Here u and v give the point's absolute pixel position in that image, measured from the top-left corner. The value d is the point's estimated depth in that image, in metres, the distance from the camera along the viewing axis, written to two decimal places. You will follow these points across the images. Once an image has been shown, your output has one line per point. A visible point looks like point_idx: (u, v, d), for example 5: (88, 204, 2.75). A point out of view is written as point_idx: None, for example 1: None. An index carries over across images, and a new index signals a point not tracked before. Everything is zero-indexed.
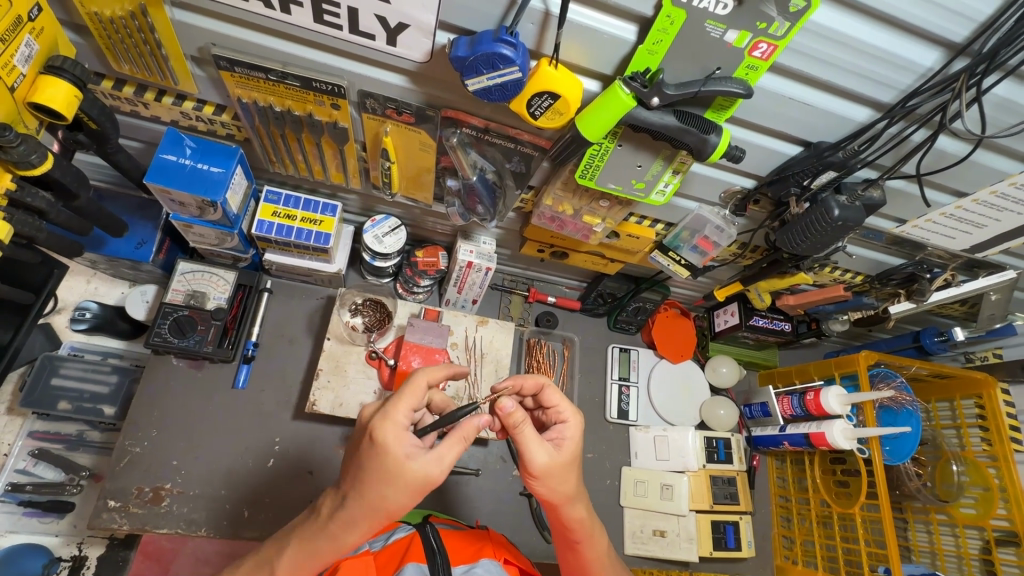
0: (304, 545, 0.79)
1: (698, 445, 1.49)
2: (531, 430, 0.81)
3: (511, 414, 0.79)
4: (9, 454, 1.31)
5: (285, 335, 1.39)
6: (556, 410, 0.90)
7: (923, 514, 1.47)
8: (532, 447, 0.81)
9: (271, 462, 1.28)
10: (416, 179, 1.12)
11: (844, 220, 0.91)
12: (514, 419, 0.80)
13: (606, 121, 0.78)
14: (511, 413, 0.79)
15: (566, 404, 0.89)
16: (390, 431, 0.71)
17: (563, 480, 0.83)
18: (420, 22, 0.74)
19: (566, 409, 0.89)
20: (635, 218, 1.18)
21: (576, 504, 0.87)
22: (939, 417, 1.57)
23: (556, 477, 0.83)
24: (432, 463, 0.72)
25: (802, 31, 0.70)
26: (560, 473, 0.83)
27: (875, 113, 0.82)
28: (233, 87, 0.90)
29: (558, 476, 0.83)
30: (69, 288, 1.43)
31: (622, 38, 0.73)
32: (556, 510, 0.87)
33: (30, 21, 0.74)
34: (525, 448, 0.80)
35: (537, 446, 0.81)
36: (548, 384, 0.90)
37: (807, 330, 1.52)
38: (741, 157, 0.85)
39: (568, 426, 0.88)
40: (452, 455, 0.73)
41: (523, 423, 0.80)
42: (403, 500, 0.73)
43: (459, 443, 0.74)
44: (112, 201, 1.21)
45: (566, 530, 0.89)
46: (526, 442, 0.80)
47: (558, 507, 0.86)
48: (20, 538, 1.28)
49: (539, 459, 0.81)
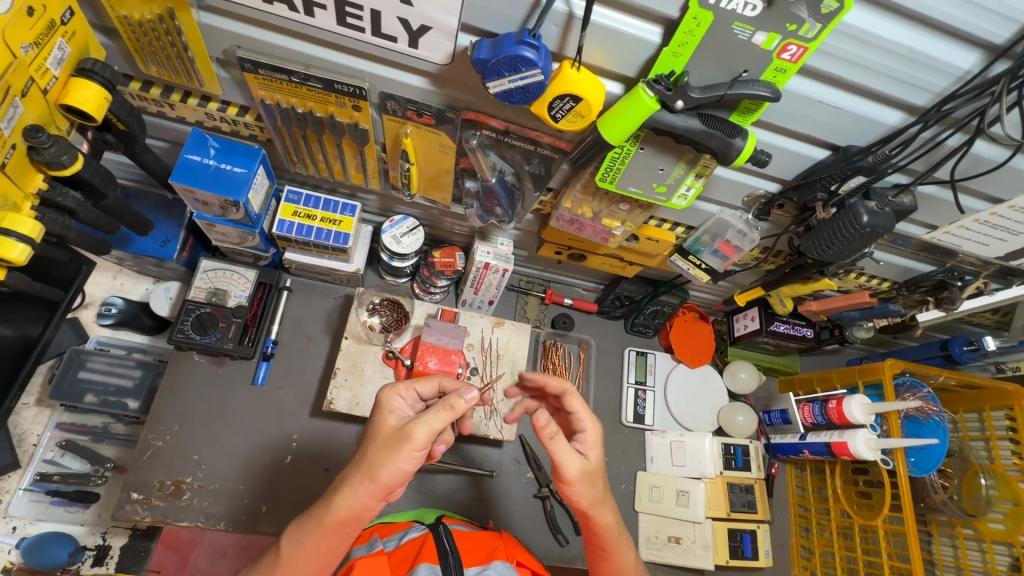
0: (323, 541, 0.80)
1: (715, 452, 1.46)
2: (562, 441, 0.80)
3: (544, 427, 0.78)
4: (38, 444, 1.36)
5: (303, 333, 1.41)
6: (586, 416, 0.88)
7: (948, 528, 1.43)
8: (563, 457, 0.80)
9: (288, 459, 1.30)
10: (435, 181, 1.12)
11: (873, 226, 0.89)
12: (546, 431, 0.79)
13: (629, 123, 0.76)
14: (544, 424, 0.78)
15: (588, 413, 0.88)
16: None
17: (593, 486, 0.84)
18: (441, 24, 0.74)
19: (586, 419, 0.88)
20: (654, 222, 1.16)
21: (603, 510, 0.86)
22: (967, 428, 1.53)
23: (583, 485, 0.83)
24: (417, 423, 0.75)
25: (833, 33, 0.68)
26: (587, 483, 0.83)
27: (909, 117, 0.80)
28: (256, 88, 0.91)
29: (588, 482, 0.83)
30: (97, 283, 1.47)
31: (647, 40, 0.72)
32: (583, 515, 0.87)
33: (63, 25, 0.76)
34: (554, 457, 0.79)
35: (569, 457, 0.80)
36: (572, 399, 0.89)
37: (830, 337, 1.51)
38: (767, 162, 0.83)
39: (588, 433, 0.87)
40: (438, 422, 0.76)
41: (555, 436, 0.79)
42: (402, 465, 0.76)
43: (444, 413, 0.76)
44: (138, 200, 1.23)
45: (594, 536, 0.89)
46: (558, 454, 0.79)
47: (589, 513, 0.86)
48: (47, 526, 1.32)
49: (570, 467, 0.81)
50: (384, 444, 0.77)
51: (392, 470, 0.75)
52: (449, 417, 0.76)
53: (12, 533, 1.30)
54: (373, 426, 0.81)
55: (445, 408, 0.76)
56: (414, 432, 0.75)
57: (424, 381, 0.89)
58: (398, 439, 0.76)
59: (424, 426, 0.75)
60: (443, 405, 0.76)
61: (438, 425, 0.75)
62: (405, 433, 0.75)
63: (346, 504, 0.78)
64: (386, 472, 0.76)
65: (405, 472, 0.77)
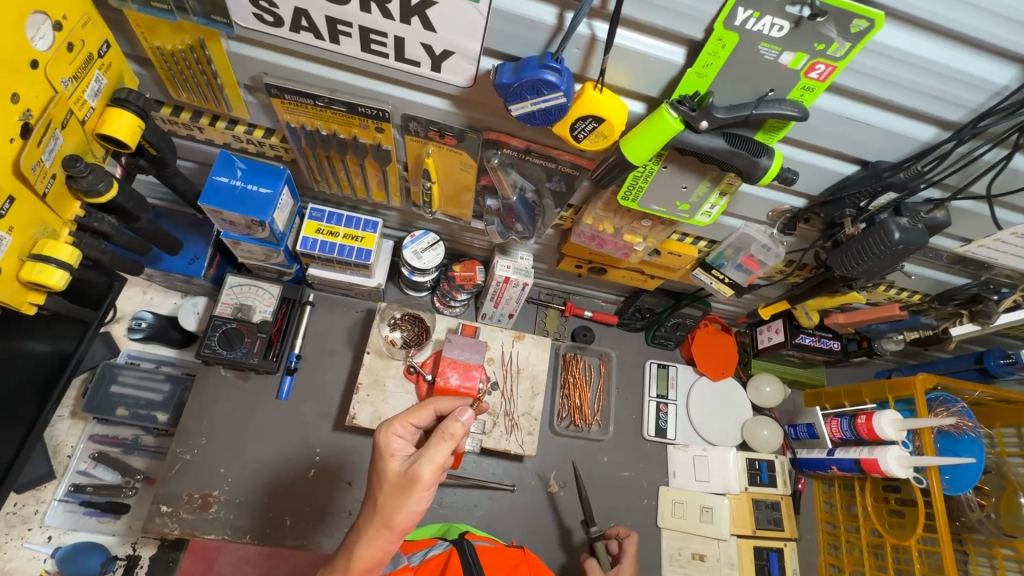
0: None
1: (739, 466, 1.44)
2: None
3: None
4: (72, 456, 1.40)
5: (326, 347, 1.43)
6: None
7: (986, 548, 1.38)
8: None
9: (312, 472, 1.31)
10: (456, 198, 1.12)
11: (905, 243, 0.87)
12: None
13: (652, 144, 0.76)
14: None
15: None
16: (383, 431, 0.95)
17: None
18: (464, 49, 0.75)
19: None
20: (677, 236, 1.15)
21: None
22: (1005, 444, 1.47)
23: None
24: (422, 464, 0.81)
25: (863, 51, 0.66)
26: None
27: (943, 132, 0.77)
28: (283, 112, 0.93)
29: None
30: (128, 298, 1.51)
31: (671, 61, 0.71)
32: None
33: (100, 57, 0.78)
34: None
35: None
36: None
37: (857, 349, 1.46)
38: (794, 180, 0.82)
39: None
40: (442, 457, 0.82)
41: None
42: (414, 506, 0.82)
43: (445, 444, 0.82)
44: (167, 219, 1.26)
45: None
46: None
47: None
48: (80, 536, 1.36)
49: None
50: (393, 491, 0.82)
51: (405, 514, 0.82)
52: (451, 445, 0.82)
53: (47, 542, 1.34)
54: (378, 471, 0.86)
55: (444, 438, 0.82)
56: (422, 474, 0.81)
57: (418, 411, 0.91)
58: (408, 484, 0.82)
59: (431, 464, 0.81)
60: (442, 436, 0.82)
61: (442, 459, 0.81)
62: (413, 477, 0.81)
63: (367, 553, 0.82)
64: (402, 517, 0.82)
65: (418, 512, 0.83)
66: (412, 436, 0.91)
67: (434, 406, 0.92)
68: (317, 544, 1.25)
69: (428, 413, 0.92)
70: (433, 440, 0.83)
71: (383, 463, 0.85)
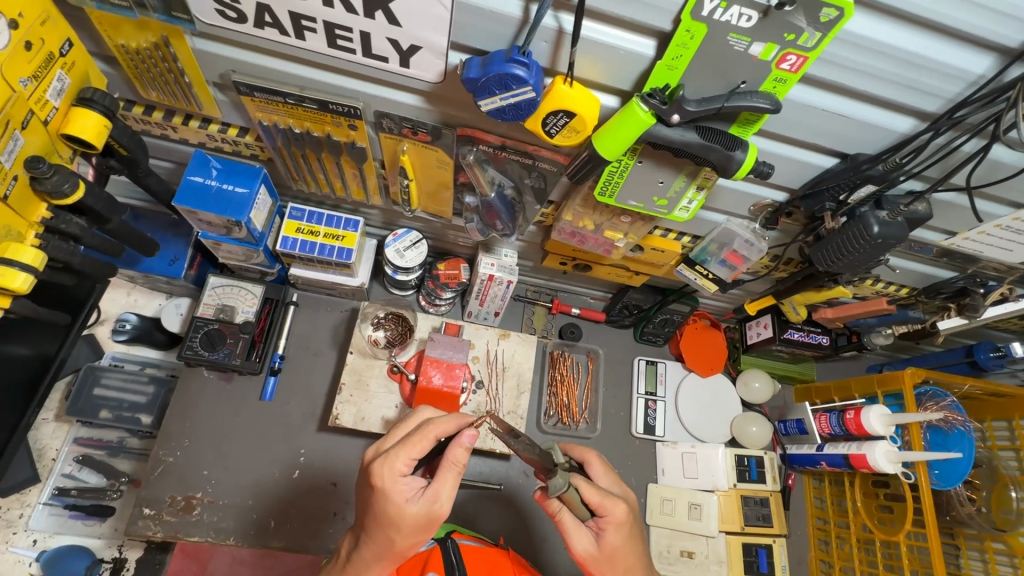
0: None
1: (728, 464, 1.42)
2: (570, 516, 0.85)
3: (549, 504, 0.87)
4: (57, 459, 1.39)
5: (310, 347, 1.42)
6: (603, 494, 0.84)
7: (977, 542, 1.37)
8: (573, 535, 0.84)
9: (296, 474, 1.30)
10: (435, 196, 1.11)
11: (884, 237, 0.86)
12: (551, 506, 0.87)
13: (624, 138, 0.74)
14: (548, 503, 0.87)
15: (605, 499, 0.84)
16: (374, 454, 0.87)
17: (618, 562, 0.85)
18: (431, 43, 0.73)
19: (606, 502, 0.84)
20: (659, 231, 1.14)
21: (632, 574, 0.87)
22: (996, 438, 1.46)
23: (609, 562, 0.85)
24: (442, 504, 0.82)
25: (834, 41, 0.65)
26: (610, 560, 0.85)
27: (920, 123, 0.76)
28: (254, 110, 0.91)
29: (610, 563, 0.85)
30: (111, 300, 1.50)
31: (640, 53, 0.70)
32: None
33: (62, 56, 0.77)
34: (565, 535, 0.84)
35: (577, 535, 0.84)
36: (569, 487, 0.82)
37: (847, 343, 1.45)
38: (770, 173, 0.81)
39: (610, 516, 0.84)
40: (454, 487, 0.85)
41: (561, 511, 0.85)
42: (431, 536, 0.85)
43: (454, 472, 0.84)
44: (146, 220, 1.25)
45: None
46: (567, 529, 0.84)
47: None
48: (66, 539, 1.35)
49: (579, 545, 0.84)
50: (411, 533, 0.82)
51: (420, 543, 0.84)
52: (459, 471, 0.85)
53: (33, 545, 1.34)
54: (388, 514, 0.81)
55: (453, 468, 0.83)
56: (444, 513, 0.82)
57: (418, 442, 0.83)
58: (429, 522, 0.82)
59: (449, 498, 0.84)
60: (450, 468, 0.83)
61: (456, 490, 0.84)
62: (434, 516, 0.82)
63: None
64: (417, 545, 0.85)
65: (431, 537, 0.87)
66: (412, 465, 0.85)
67: (434, 433, 0.84)
68: (302, 545, 1.24)
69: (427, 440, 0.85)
70: (444, 473, 0.83)
71: (395, 508, 0.80)
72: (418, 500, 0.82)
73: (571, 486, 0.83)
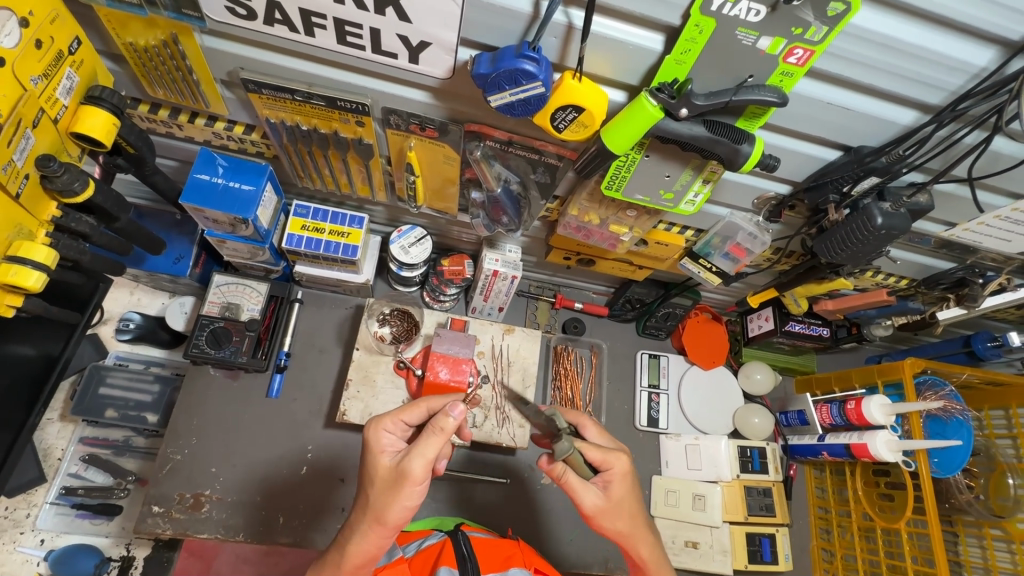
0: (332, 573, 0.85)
1: (731, 454, 1.45)
2: (575, 475, 0.85)
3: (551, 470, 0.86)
4: (63, 459, 1.39)
5: (315, 344, 1.42)
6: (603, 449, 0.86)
7: (975, 529, 1.40)
8: (580, 492, 0.85)
9: (304, 470, 1.31)
10: (441, 192, 1.11)
11: (887, 228, 0.87)
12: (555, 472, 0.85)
13: (632, 132, 0.75)
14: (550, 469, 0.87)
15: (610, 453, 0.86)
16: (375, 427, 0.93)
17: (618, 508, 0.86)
18: (441, 40, 0.74)
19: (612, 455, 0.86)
20: (663, 225, 1.15)
21: (625, 523, 0.88)
22: (993, 426, 1.49)
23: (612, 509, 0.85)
24: (413, 459, 0.79)
25: (841, 35, 0.66)
26: (612, 506, 0.85)
27: (923, 115, 0.77)
28: (261, 108, 0.92)
29: (617, 514, 0.86)
30: (115, 299, 1.50)
31: (649, 48, 0.71)
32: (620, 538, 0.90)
33: (71, 54, 0.77)
34: (573, 494, 0.84)
35: (583, 491, 0.85)
36: (577, 450, 0.84)
37: (847, 335, 1.46)
38: (776, 166, 0.82)
39: (614, 470, 0.85)
40: (433, 451, 0.80)
41: (565, 473, 0.85)
42: (406, 503, 0.81)
43: (438, 438, 0.80)
44: (150, 219, 1.25)
45: (642, 565, 0.92)
46: (573, 488, 0.85)
47: (628, 539, 0.89)
48: (74, 538, 1.36)
49: (590, 502, 0.85)
50: (384, 487, 0.82)
51: (396, 510, 0.81)
52: (443, 439, 0.80)
53: (40, 545, 1.34)
54: (370, 467, 0.85)
55: (434, 432, 0.80)
56: (411, 469, 0.79)
57: (409, 409, 0.89)
58: (398, 479, 0.80)
59: (421, 458, 0.80)
60: (433, 431, 0.80)
61: (432, 453, 0.79)
62: (403, 472, 0.80)
63: (359, 549, 0.83)
64: (393, 513, 0.81)
65: (410, 508, 0.82)
66: (401, 432, 0.89)
67: (425, 405, 0.91)
68: (310, 541, 1.25)
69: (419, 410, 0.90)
70: (424, 435, 0.81)
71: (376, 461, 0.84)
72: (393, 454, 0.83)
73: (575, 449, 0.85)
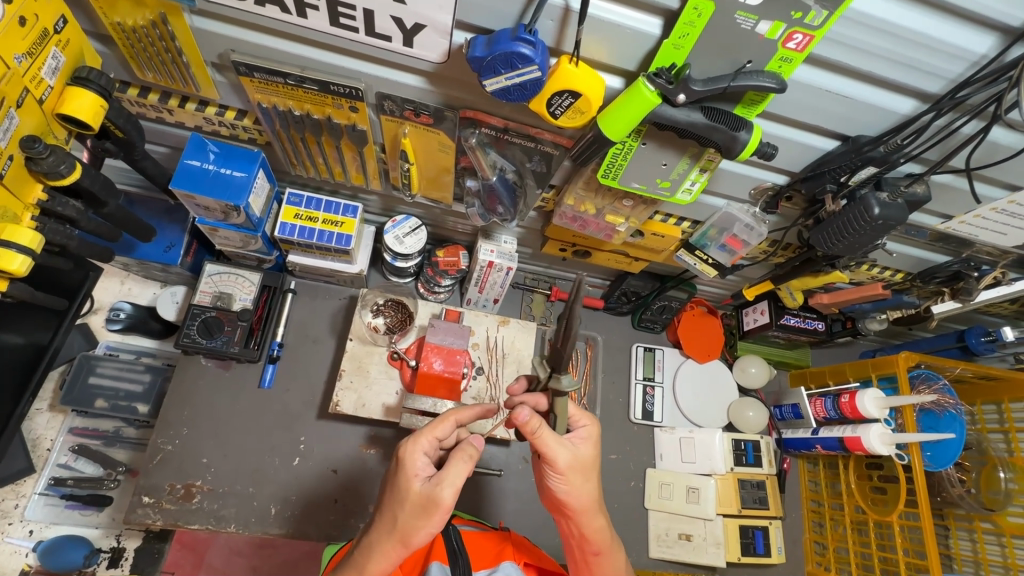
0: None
1: (725, 447, 1.44)
2: (549, 432, 0.79)
3: (528, 422, 0.77)
4: (52, 449, 1.38)
5: (309, 335, 1.41)
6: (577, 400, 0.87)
7: (966, 522, 1.41)
8: (552, 448, 0.79)
9: (296, 461, 1.30)
10: (435, 180, 1.10)
11: (885, 218, 0.87)
12: (530, 426, 0.77)
13: (629, 118, 0.74)
14: (527, 422, 0.77)
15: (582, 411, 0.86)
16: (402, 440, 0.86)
17: (585, 475, 0.82)
18: (436, 22, 0.73)
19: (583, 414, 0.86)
20: (659, 217, 1.15)
21: (594, 514, 0.84)
22: (985, 421, 1.49)
23: (578, 476, 0.82)
24: (445, 487, 0.76)
25: (841, 20, 0.65)
26: (580, 472, 0.82)
27: (922, 104, 0.77)
28: (253, 92, 0.90)
29: (582, 475, 0.82)
30: (105, 289, 1.48)
31: (647, 32, 0.70)
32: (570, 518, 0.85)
33: (56, 33, 0.75)
34: (548, 448, 0.78)
35: (557, 445, 0.79)
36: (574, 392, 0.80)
37: (842, 330, 1.48)
38: (773, 155, 0.81)
39: (586, 428, 0.85)
40: (463, 478, 0.77)
41: (540, 428, 0.78)
42: (434, 529, 0.77)
43: (464, 462, 0.78)
44: (140, 206, 1.23)
45: (583, 541, 0.86)
46: (547, 443, 0.78)
47: (577, 512, 0.83)
48: (63, 529, 1.34)
49: (563, 457, 0.80)
50: (414, 512, 0.77)
51: (424, 535, 0.77)
52: (473, 465, 0.79)
53: (29, 536, 1.33)
54: (399, 490, 0.78)
55: (464, 457, 0.78)
56: (444, 497, 0.75)
57: (441, 424, 0.84)
58: (429, 505, 0.76)
59: (452, 486, 0.76)
60: (463, 456, 0.78)
61: (462, 480, 0.76)
62: (435, 499, 0.76)
63: (380, 570, 0.79)
64: (422, 536, 0.77)
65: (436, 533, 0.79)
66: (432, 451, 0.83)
67: (455, 419, 0.85)
68: (303, 532, 1.24)
69: (449, 424, 0.85)
70: (453, 458, 0.78)
71: (408, 486, 0.77)
72: (428, 480, 0.78)
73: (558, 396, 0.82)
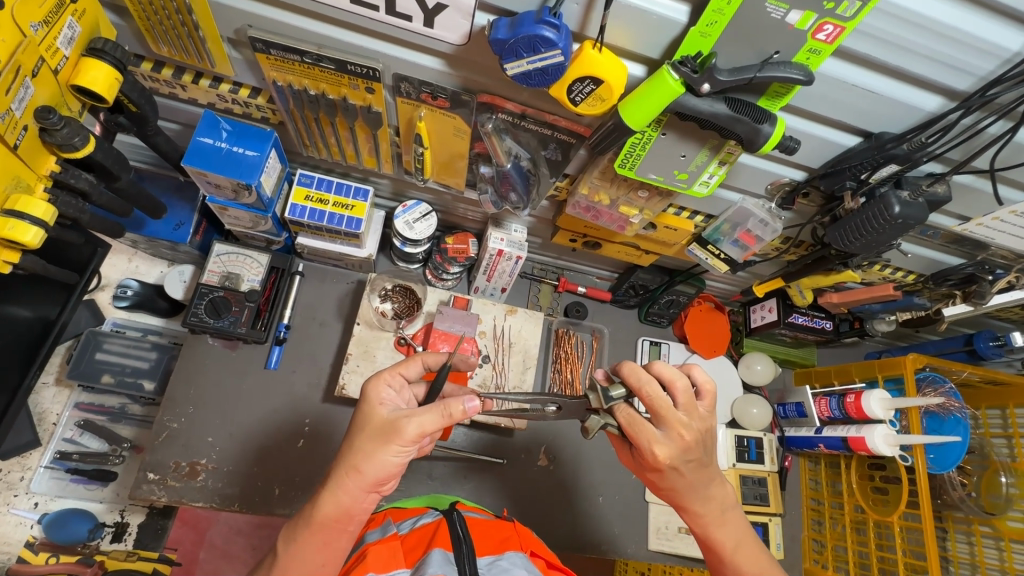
0: (303, 525, 0.81)
1: (728, 444, 1.47)
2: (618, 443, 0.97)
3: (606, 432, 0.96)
4: (57, 424, 1.38)
5: (315, 318, 1.41)
6: (638, 425, 0.85)
7: (965, 525, 1.41)
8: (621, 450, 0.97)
9: (301, 442, 1.30)
10: (449, 166, 1.09)
11: (904, 217, 0.86)
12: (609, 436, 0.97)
13: (651, 108, 0.73)
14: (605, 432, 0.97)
15: (643, 432, 0.84)
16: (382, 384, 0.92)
17: (681, 490, 0.90)
18: (458, 3, 0.71)
19: (643, 438, 0.84)
20: (673, 210, 1.13)
21: (697, 511, 0.92)
22: (989, 425, 1.49)
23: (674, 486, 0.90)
24: (409, 420, 0.79)
25: (874, 12, 0.64)
26: (667, 484, 0.90)
27: (949, 102, 0.76)
28: (268, 69, 0.89)
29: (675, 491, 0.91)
30: (112, 266, 1.47)
31: (673, 19, 0.68)
32: (683, 511, 0.94)
33: (72, 3, 0.74)
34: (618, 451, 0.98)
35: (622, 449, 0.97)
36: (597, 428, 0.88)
37: (849, 329, 1.46)
38: (795, 149, 0.80)
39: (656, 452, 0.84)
40: (432, 424, 0.79)
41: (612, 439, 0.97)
42: (389, 458, 0.80)
43: (439, 415, 0.79)
44: (151, 182, 1.23)
45: (705, 542, 0.94)
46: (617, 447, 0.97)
47: (693, 513, 0.93)
48: (67, 502, 1.35)
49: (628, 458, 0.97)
50: (373, 437, 0.81)
51: (378, 462, 0.80)
52: (446, 422, 0.80)
53: (34, 508, 1.34)
54: (362, 415, 0.83)
55: (442, 411, 0.79)
56: (404, 428, 0.78)
57: (408, 364, 0.91)
58: (390, 433, 0.79)
59: (418, 425, 0.78)
60: (441, 410, 0.79)
61: (430, 426, 0.79)
62: (396, 428, 0.79)
63: (336, 500, 0.80)
64: (372, 465, 0.80)
65: (392, 466, 0.81)
66: (399, 388, 0.89)
67: (422, 360, 0.93)
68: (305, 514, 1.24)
69: (416, 365, 0.93)
70: (431, 406, 0.80)
71: (373, 410, 0.83)
72: (392, 411, 0.82)
73: (611, 421, 0.90)
